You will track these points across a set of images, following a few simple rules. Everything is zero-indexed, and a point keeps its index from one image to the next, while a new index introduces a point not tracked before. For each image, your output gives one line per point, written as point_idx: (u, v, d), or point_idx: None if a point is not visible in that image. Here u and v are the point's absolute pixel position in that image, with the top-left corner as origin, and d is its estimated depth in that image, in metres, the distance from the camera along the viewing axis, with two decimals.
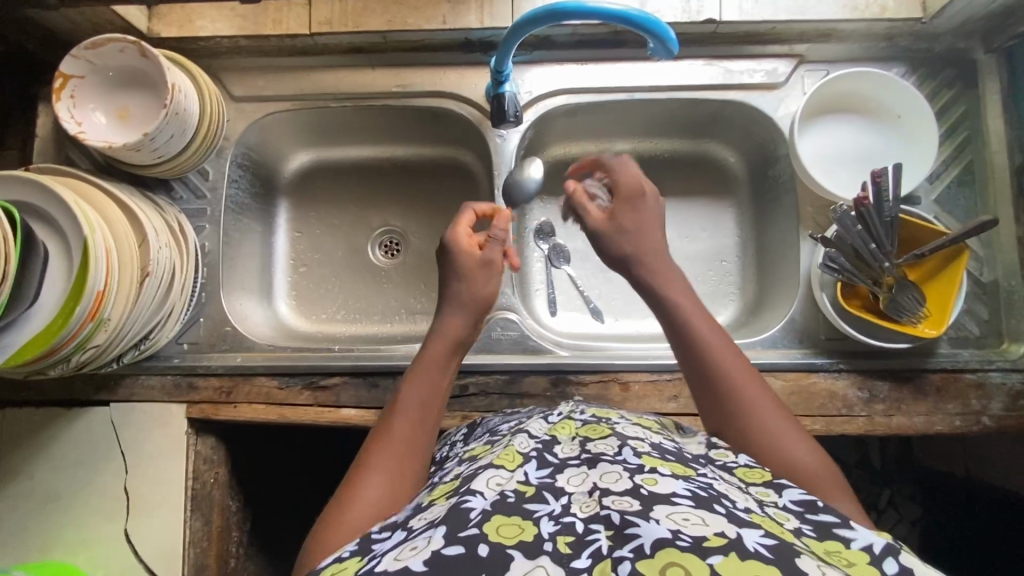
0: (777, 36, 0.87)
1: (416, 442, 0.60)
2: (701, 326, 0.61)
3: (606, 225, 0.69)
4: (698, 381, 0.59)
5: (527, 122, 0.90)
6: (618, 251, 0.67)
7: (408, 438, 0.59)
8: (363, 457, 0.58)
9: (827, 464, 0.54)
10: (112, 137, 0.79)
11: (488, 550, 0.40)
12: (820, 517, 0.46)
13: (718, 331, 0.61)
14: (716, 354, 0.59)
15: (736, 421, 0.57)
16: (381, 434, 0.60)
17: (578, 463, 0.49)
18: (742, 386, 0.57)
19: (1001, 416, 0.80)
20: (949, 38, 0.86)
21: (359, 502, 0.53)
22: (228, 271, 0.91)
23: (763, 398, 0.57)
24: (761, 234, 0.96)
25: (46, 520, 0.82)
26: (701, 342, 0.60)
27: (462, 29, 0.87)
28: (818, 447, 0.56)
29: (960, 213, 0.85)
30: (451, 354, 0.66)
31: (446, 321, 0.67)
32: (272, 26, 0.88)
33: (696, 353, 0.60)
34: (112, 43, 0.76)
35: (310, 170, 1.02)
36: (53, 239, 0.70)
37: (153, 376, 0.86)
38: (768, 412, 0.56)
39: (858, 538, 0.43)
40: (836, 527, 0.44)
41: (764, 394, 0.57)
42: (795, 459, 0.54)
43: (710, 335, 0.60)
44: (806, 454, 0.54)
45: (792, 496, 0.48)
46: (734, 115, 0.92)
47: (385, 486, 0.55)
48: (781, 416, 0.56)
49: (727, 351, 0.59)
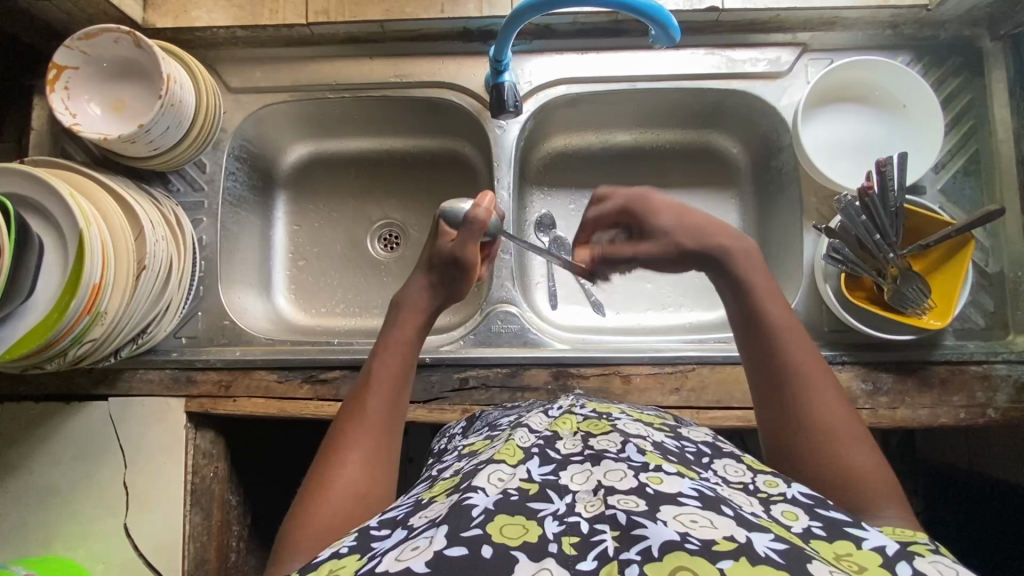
0: (780, 24, 0.86)
1: (386, 429, 0.60)
2: (775, 312, 0.59)
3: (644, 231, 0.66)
4: (760, 366, 0.58)
5: (527, 113, 0.89)
6: (675, 243, 0.64)
7: (384, 418, 0.60)
8: (335, 446, 0.57)
9: (885, 473, 0.52)
10: (107, 129, 0.78)
11: (492, 551, 0.39)
12: (832, 513, 0.45)
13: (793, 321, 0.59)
14: (785, 344, 0.57)
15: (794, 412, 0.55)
16: (353, 421, 0.59)
17: (581, 459, 0.48)
18: (808, 378, 0.56)
19: (1007, 409, 0.79)
20: (955, 26, 0.85)
21: (339, 494, 0.53)
22: (225, 265, 0.90)
23: (828, 393, 0.55)
24: (763, 225, 0.95)
25: (46, 514, 0.82)
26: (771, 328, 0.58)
27: (460, 18, 0.85)
28: (879, 453, 0.54)
29: (966, 204, 0.84)
30: (414, 338, 0.67)
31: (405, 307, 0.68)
32: (269, 16, 0.86)
33: (761, 338, 0.58)
34: (106, 34, 0.75)
35: (309, 162, 1.02)
36: (48, 232, 0.69)
37: (152, 370, 0.85)
38: (831, 409, 0.55)
39: (870, 539, 0.42)
40: (846, 525, 0.44)
41: (831, 396, 0.55)
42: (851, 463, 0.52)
43: (782, 324, 0.58)
44: (864, 461, 0.52)
45: (802, 487, 0.48)
46: (737, 104, 0.90)
47: (363, 473, 0.55)
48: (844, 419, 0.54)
49: (797, 342, 0.58)
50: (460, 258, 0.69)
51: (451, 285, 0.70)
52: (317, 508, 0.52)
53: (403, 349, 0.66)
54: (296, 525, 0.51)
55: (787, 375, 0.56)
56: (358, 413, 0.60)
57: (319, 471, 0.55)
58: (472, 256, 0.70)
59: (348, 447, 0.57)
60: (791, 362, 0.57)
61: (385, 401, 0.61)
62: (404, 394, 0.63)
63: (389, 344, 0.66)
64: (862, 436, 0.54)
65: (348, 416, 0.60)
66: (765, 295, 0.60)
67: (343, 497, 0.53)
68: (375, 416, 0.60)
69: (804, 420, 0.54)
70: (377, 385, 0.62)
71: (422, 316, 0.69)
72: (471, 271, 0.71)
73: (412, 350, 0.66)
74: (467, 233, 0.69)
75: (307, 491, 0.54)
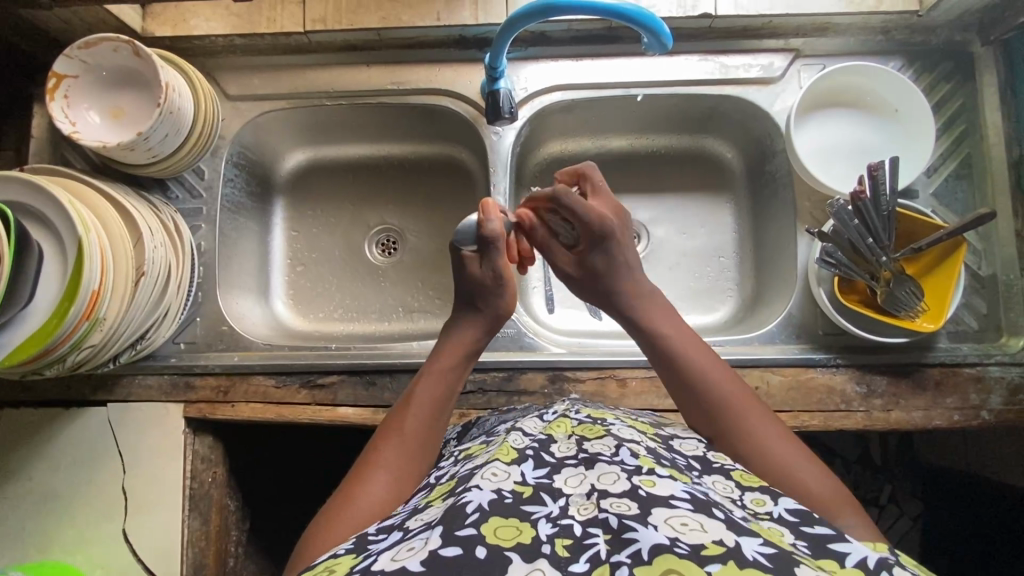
0: (773, 30, 0.87)
1: (420, 446, 0.60)
2: (698, 354, 0.62)
3: (578, 271, 0.70)
4: (698, 411, 0.60)
5: (523, 119, 0.90)
6: (592, 291, 0.70)
7: (419, 442, 0.60)
8: (367, 457, 0.59)
9: (827, 479, 0.55)
10: (108, 137, 0.79)
11: (486, 551, 0.40)
12: (815, 530, 0.45)
13: (716, 359, 0.62)
14: (706, 377, 0.60)
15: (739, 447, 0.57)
16: (387, 433, 0.61)
17: (575, 463, 0.49)
18: (743, 411, 0.58)
19: (1001, 410, 0.79)
20: (946, 31, 0.86)
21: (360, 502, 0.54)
22: (224, 270, 0.91)
23: (764, 420, 0.58)
24: (758, 229, 0.96)
25: (45, 521, 0.83)
26: (697, 371, 0.61)
27: (456, 26, 0.87)
28: (816, 462, 0.56)
29: (958, 207, 0.85)
30: (462, 361, 0.67)
31: (460, 328, 0.69)
32: (267, 24, 0.87)
33: (690, 383, 0.61)
34: (105, 43, 0.76)
35: (307, 168, 1.02)
36: (49, 238, 0.70)
37: (151, 375, 0.86)
38: (767, 432, 0.57)
39: (852, 552, 0.43)
40: (830, 542, 0.44)
41: (759, 415, 0.58)
42: (793, 477, 0.54)
43: (701, 358, 0.61)
44: (804, 472, 0.54)
45: (787, 505, 0.48)
46: (731, 110, 0.91)
47: (385, 486, 0.56)
48: (777, 436, 0.57)
49: (725, 378, 0.60)
50: (496, 274, 0.68)
51: (495, 303, 0.69)
52: (336, 516, 0.53)
53: (449, 376, 0.65)
54: (315, 531, 0.53)
55: (722, 412, 0.59)
56: (395, 432, 0.60)
57: (349, 484, 0.57)
58: (504, 267, 0.69)
59: (381, 463, 0.58)
60: (718, 389, 0.59)
61: (423, 425, 0.61)
62: (441, 417, 0.63)
63: (433, 369, 0.65)
64: (798, 450, 0.56)
65: (384, 433, 0.61)
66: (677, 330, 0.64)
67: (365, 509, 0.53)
68: (412, 438, 0.60)
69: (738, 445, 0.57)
70: (416, 408, 0.62)
71: (469, 348, 0.68)
72: (505, 293, 0.70)
73: (455, 378, 0.66)
74: (491, 252, 0.67)
75: (334, 500, 0.55)
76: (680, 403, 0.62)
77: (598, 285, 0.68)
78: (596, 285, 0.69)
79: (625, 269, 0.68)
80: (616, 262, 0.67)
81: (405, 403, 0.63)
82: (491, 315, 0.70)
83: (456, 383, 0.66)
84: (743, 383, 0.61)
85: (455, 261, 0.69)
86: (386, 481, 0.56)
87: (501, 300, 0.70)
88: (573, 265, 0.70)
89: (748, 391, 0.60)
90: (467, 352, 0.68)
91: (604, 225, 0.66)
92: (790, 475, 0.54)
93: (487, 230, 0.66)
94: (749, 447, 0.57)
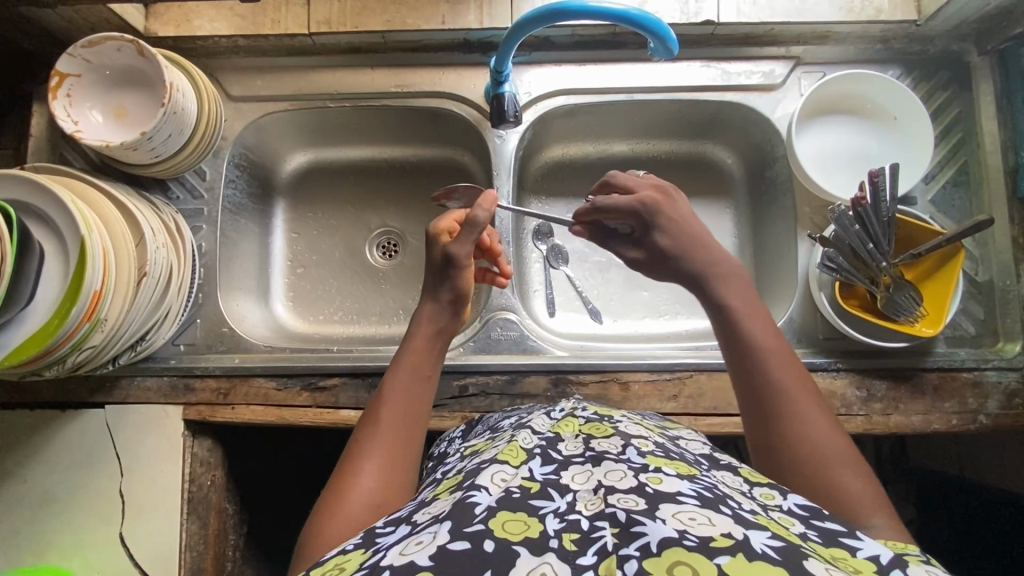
0: (774, 38, 0.88)
1: (403, 432, 0.60)
2: (769, 343, 0.60)
3: (649, 257, 0.71)
4: (748, 398, 0.59)
5: (526, 123, 0.90)
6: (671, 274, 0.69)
7: (401, 429, 0.60)
8: (351, 453, 0.59)
9: (877, 491, 0.53)
10: (109, 136, 0.78)
11: (494, 545, 0.40)
12: (826, 524, 0.46)
13: (783, 348, 0.60)
14: (768, 366, 0.58)
15: (788, 444, 0.55)
16: (368, 428, 0.60)
17: (582, 460, 0.49)
18: (804, 409, 0.56)
19: (998, 415, 0.80)
20: (943, 40, 0.88)
21: (352, 497, 0.54)
22: (224, 273, 0.90)
23: (825, 424, 0.56)
24: (758, 234, 0.96)
25: (40, 525, 0.81)
26: (762, 357, 0.59)
27: (461, 29, 0.87)
28: (870, 473, 0.54)
29: (956, 214, 0.86)
30: (434, 340, 0.67)
31: (424, 309, 0.69)
32: (271, 25, 0.88)
33: (749, 370, 0.59)
34: (109, 42, 0.75)
35: (308, 170, 1.02)
36: (51, 237, 0.69)
37: (150, 377, 0.85)
38: (823, 433, 0.55)
39: (865, 548, 0.43)
40: (842, 536, 0.44)
41: (818, 415, 0.56)
42: (840, 483, 0.52)
43: (769, 347, 0.60)
44: (854, 482, 0.53)
45: (798, 500, 0.48)
46: (732, 116, 0.92)
47: (376, 478, 0.56)
48: (831, 439, 0.55)
49: (793, 369, 0.59)
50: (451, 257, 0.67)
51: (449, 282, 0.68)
52: (330, 516, 0.52)
53: (420, 360, 0.66)
54: (308, 534, 0.52)
55: (779, 404, 0.57)
56: (372, 425, 0.60)
57: (336, 481, 0.56)
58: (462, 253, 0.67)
59: (360, 462, 0.57)
60: (779, 380, 0.58)
61: (402, 414, 0.61)
62: (421, 403, 0.63)
63: (405, 356, 0.66)
64: (852, 457, 0.54)
65: (363, 428, 0.61)
66: (749, 315, 0.62)
67: (357, 504, 0.53)
68: (388, 428, 0.60)
69: (787, 440, 0.55)
70: (392, 396, 0.62)
71: (439, 329, 0.68)
72: (463, 276, 0.68)
73: (427, 361, 0.66)
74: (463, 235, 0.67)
75: (322, 502, 0.55)
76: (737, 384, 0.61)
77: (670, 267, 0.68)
78: (673, 268, 0.68)
79: (696, 248, 0.67)
80: (688, 244, 0.67)
81: (378, 395, 0.63)
82: (449, 297, 0.68)
83: (431, 364, 0.67)
84: (809, 380, 0.59)
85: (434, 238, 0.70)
86: (372, 474, 0.56)
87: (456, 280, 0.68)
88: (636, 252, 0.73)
89: (813, 389, 0.58)
90: (437, 332, 0.68)
91: (643, 207, 0.69)
92: (834, 478, 0.53)
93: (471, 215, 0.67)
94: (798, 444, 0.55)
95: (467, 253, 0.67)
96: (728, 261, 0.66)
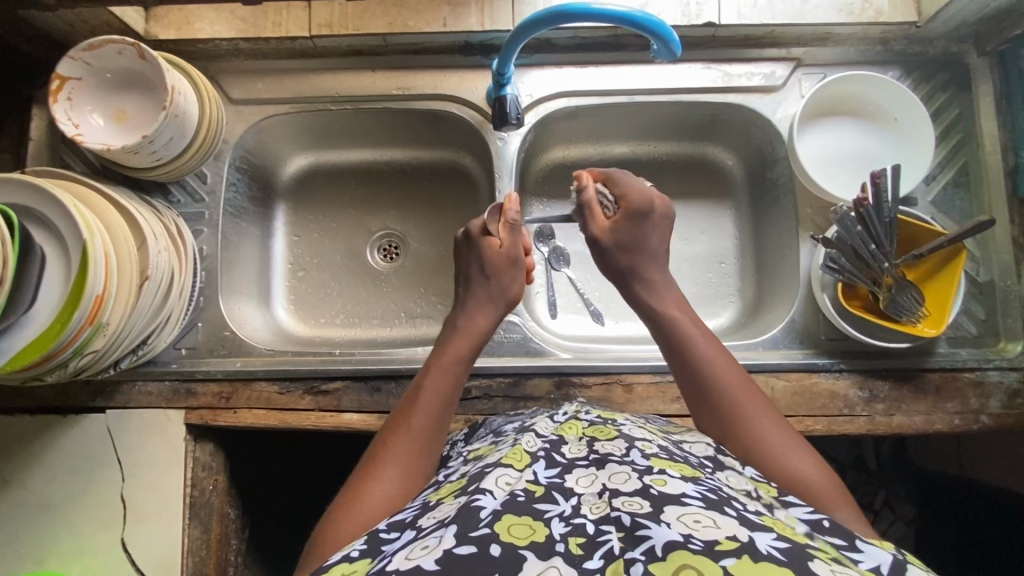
0: (774, 40, 0.88)
1: (432, 436, 0.60)
2: (706, 348, 0.62)
3: (604, 236, 0.71)
4: (697, 403, 0.61)
5: (528, 125, 0.90)
6: (615, 264, 0.71)
7: (427, 434, 0.60)
8: (377, 450, 0.59)
9: (829, 476, 0.55)
10: (110, 140, 0.78)
11: (501, 550, 0.40)
12: (825, 538, 0.45)
13: (723, 353, 0.63)
14: (711, 369, 0.61)
15: (740, 440, 0.57)
16: (397, 426, 0.60)
17: (586, 463, 0.49)
18: (749, 411, 0.58)
19: (999, 415, 0.81)
20: (942, 42, 0.88)
21: (370, 496, 0.54)
22: (225, 277, 0.90)
23: (769, 418, 0.58)
24: (759, 236, 0.97)
25: (41, 530, 0.81)
26: (704, 362, 0.61)
27: (463, 32, 0.87)
28: (821, 460, 0.56)
29: (956, 215, 0.86)
30: (473, 348, 0.68)
31: (473, 315, 0.70)
32: (272, 28, 0.88)
33: (693, 374, 0.61)
34: (110, 45, 0.75)
35: (308, 173, 1.02)
36: (51, 243, 0.68)
37: (150, 382, 0.85)
38: (772, 429, 0.57)
39: (865, 559, 0.43)
40: (843, 549, 0.44)
41: (763, 411, 0.58)
42: (794, 471, 0.54)
43: (708, 351, 0.62)
44: (806, 468, 0.54)
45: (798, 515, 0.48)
46: (733, 118, 0.92)
47: (398, 479, 0.56)
48: (778, 432, 0.57)
49: (733, 370, 0.61)
50: (513, 257, 0.72)
51: (508, 288, 0.72)
52: (347, 510, 0.53)
53: (455, 367, 0.65)
54: (323, 526, 0.53)
55: (724, 405, 0.59)
56: (403, 426, 0.60)
57: (359, 477, 0.56)
58: (519, 251, 0.73)
59: (386, 460, 0.57)
60: (722, 382, 0.60)
61: (432, 419, 0.61)
62: (448, 414, 0.63)
63: (440, 362, 0.65)
64: (801, 447, 0.56)
65: (392, 427, 0.61)
66: (687, 324, 0.65)
67: (374, 506, 0.53)
68: (418, 432, 0.60)
69: (737, 435, 0.57)
70: (425, 401, 0.62)
71: (478, 337, 0.68)
72: (518, 280, 0.73)
73: (461, 371, 0.66)
74: (509, 234, 0.73)
75: (342, 495, 0.55)
76: (684, 395, 0.62)
77: (616, 258, 0.71)
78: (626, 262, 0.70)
79: (649, 249, 0.70)
80: (642, 241, 0.70)
81: (412, 394, 0.63)
82: (502, 297, 0.71)
83: (461, 375, 0.66)
84: (751, 380, 0.61)
85: (476, 240, 0.73)
86: (395, 475, 0.56)
87: (510, 284, 0.72)
88: (605, 230, 0.72)
89: (757, 389, 0.60)
90: (475, 344, 0.68)
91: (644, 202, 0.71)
92: (786, 467, 0.54)
93: (506, 219, 0.73)
94: (749, 439, 0.57)
95: (519, 250, 0.73)
96: (669, 282, 0.69)
